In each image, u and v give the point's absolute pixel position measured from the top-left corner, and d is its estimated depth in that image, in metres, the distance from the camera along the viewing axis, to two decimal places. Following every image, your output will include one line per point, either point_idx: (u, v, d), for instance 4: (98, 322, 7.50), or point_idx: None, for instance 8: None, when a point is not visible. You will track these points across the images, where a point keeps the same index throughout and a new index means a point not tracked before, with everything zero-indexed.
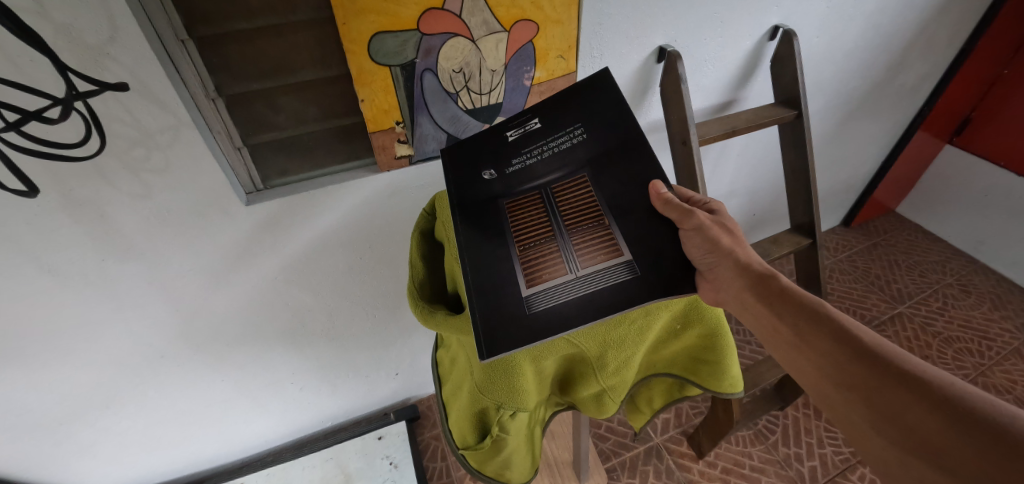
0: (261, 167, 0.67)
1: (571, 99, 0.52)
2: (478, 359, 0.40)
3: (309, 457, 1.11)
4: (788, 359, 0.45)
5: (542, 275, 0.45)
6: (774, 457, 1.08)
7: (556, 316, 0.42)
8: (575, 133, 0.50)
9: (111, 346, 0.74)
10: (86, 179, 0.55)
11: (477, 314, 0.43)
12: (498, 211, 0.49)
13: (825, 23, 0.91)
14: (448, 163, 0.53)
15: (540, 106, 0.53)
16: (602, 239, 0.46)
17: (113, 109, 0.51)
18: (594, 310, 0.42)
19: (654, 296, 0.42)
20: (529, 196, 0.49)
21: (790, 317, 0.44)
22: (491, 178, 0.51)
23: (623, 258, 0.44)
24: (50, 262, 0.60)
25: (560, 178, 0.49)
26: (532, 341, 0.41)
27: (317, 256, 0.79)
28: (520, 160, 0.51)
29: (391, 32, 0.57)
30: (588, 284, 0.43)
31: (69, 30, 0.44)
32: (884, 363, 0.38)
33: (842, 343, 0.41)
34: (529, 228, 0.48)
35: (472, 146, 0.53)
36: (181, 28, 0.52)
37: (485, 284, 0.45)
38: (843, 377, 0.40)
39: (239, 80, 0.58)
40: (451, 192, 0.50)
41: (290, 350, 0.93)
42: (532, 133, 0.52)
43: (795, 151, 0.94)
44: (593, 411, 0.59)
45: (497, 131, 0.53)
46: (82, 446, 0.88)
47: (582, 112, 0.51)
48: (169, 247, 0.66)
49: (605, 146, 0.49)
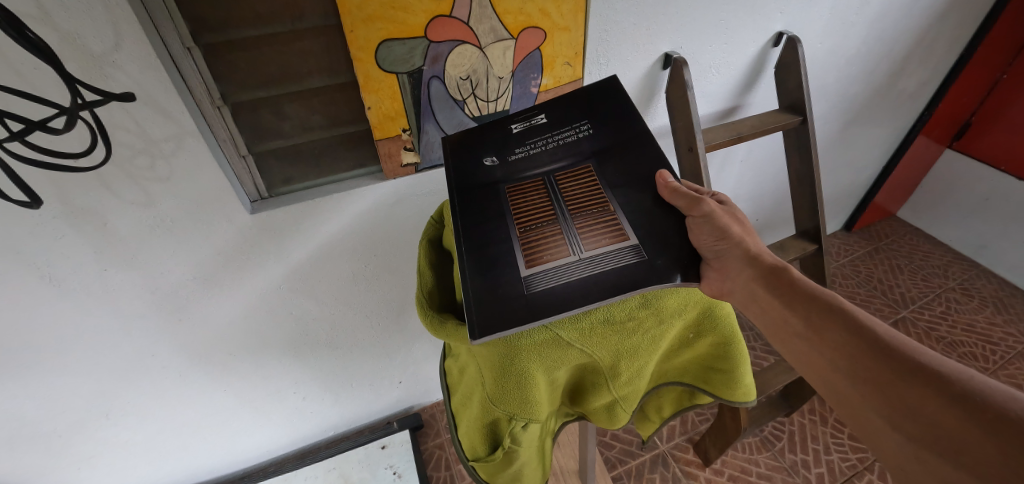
0: (265, 176, 0.67)
1: (582, 98, 0.53)
2: (471, 337, 0.39)
3: (311, 467, 1.09)
4: (797, 354, 0.44)
5: (543, 255, 0.44)
6: (781, 464, 1.07)
7: (556, 296, 0.41)
8: (580, 129, 0.51)
9: (111, 356, 0.73)
10: (89, 188, 0.54)
11: (471, 295, 0.41)
12: (499, 195, 0.48)
13: (828, 30, 0.91)
14: (453, 151, 0.53)
15: (547, 104, 0.54)
16: (608, 225, 0.45)
17: (119, 118, 0.50)
18: (599, 291, 0.41)
19: (660, 278, 0.41)
20: (531, 182, 0.49)
21: (800, 309, 0.44)
22: (492, 165, 0.51)
23: (630, 242, 0.44)
24: (52, 272, 0.59)
25: (562, 168, 0.49)
26: (531, 321, 0.40)
27: (321, 264, 0.78)
28: (524, 149, 0.51)
29: (399, 40, 0.57)
30: (591, 266, 0.43)
31: (75, 39, 0.44)
32: (895, 356, 0.38)
33: (852, 335, 0.40)
34: (531, 212, 0.47)
35: (476, 136, 0.54)
36: (187, 36, 0.51)
37: (483, 264, 0.44)
38: (852, 369, 0.40)
39: (245, 87, 0.58)
40: (451, 176, 0.50)
41: (292, 360, 0.91)
42: (538, 127, 0.52)
43: (799, 157, 0.95)
44: (604, 421, 0.58)
45: (503, 124, 0.53)
46: (81, 458, 0.87)
47: (589, 110, 0.52)
48: (172, 257, 0.66)
49: (609, 141, 0.50)
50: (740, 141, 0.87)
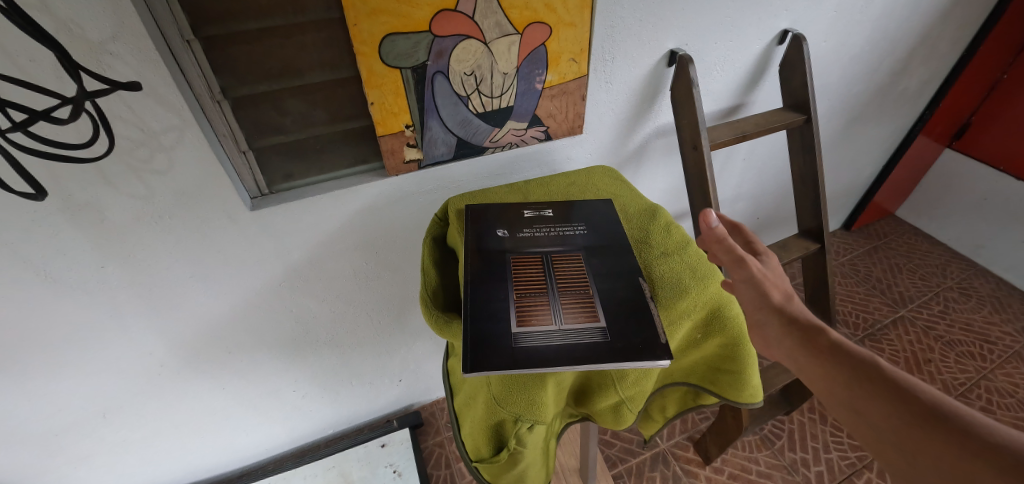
0: (266, 172, 0.66)
1: (586, 208, 0.58)
2: (463, 371, 0.39)
3: (310, 466, 1.08)
4: (847, 424, 0.40)
5: (532, 317, 0.44)
6: (781, 462, 1.07)
7: (535, 355, 0.41)
8: (578, 228, 0.55)
9: (109, 354, 0.72)
10: (86, 182, 0.53)
11: (468, 335, 0.42)
12: (502, 262, 0.50)
13: (833, 28, 0.91)
14: (469, 215, 0.57)
15: (558, 203, 0.59)
16: (584, 305, 0.46)
17: (117, 109, 0.49)
18: (572, 358, 0.40)
19: (627, 360, 0.41)
20: (530, 258, 0.51)
21: (841, 377, 0.41)
22: (503, 236, 0.54)
23: (598, 323, 0.44)
24: (48, 269, 0.58)
25: (561, 251, 0.52)
26: (513, 368, 0.40)
27: (321, 262, 0.77)
28: (529, 231, 0.55)
29: (403, 34, 0.56)
30: (568, 337, 0.42)
31: (72, 27, 0.43)
32: (952, 427, 0.34)
33: (898, 405, 0.37)
34: (526, 280, 0.48)
35: (490, 211, 0.58)
36: (187, 28, 0.50)
37: (479, 314, 0.44)
38: (908, 446, 0.36)
39: (245, 81, 0.56)
40: (468, 237, 0.53)
41: (292, 358, 0.91)
42: (545, 218, 0.57)
43: (803, 156, 0.94)
44: (609, 422, 0.58)
45: (516, 208, 0.59)
46: (79, 456, 0.86)
47: (588, 217, 0.57)
48: (170, 254, 0.64)
49: (603, 240, 0.53)
50: (745, 139, 0.86)
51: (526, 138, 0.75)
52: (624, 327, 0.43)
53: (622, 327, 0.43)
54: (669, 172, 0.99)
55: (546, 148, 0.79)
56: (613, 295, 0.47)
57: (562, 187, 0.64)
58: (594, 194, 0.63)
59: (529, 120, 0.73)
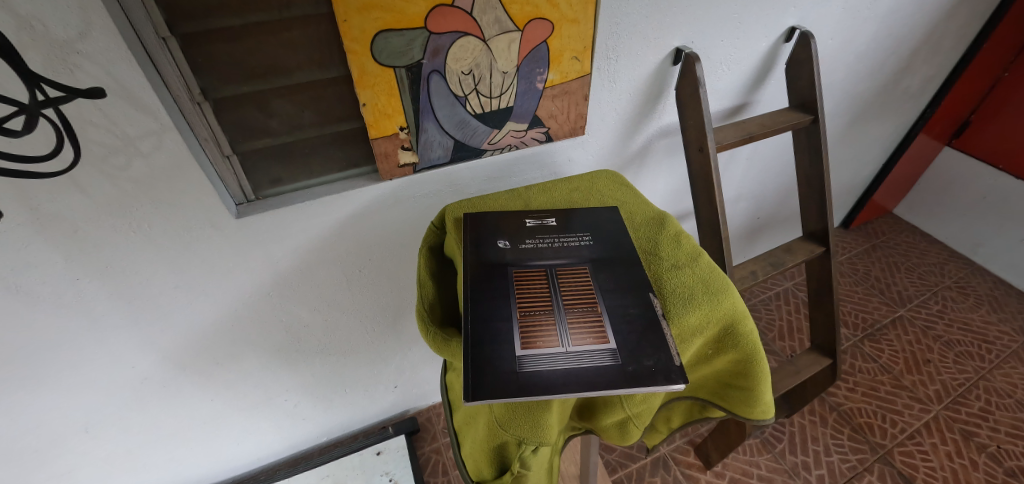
0: (252, 177, 0.62)
1: (590, 216, 0.56)
2: (464, 400, 0.36)
3: (304, 474, 1.05)
4: None
5: (537, 339, 0.41)
6: (783, 465, 1.07)
7: (541, 381, 0.38)
8: (583, 239, 0.52)
9: (88, 370, 0.69)
10: (56, 192, 0.49)
11: (469, 359, 0.39)
12: (505, 275, 0.47)
13: (839, 25, 0.88)
14: (468, 224, 0.54)
15: (561, 211, 0.56)
16: (593, 324, 0.43)
17: (88, 114, 0.45)
18: (581, 384, 0.38)
19: (639, 386, 0.38)
20: (534, 271, 0.48)
21: None
22: (503, 247, 0.51)
23: (608, 345, 0.41)
24: (18, 283, 0.55)
25: (566, 264, 0.49)
26: (518, 396, 0.37)
27: (313, 269, 0.74)
28: (532, 242, 0.52)
29: (396, 31, 0.52)
30: (575, 360, 0.40)
31: (34, 24, 0.39)
32: None
33: None
34: (530, 296, 0.45)
35: (490, 220, 0.55)
36: (162, 25, 0.46)
37: (481, 336, 0.41)
38: None
39: (228, 81, 0.52)
40: (467, 249, 0.50)
41: (283, 368, 0.88)
42: (548, 228, 0.54)
43: (809, 157, 0.92)
44: (615, 438, 0.55)
45: (517, 217, 0.56)
46: (60, 473, 0.82)
47: (593, 226, 0.54)
48: (150, 264, 0.61)
49: (609, 252, 0.51)
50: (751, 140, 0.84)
51: (526, 140, 0.72)
52: (635, 349, 0.41)
53: (633, 349, 0.41)
54: (671, 173, 0.97)
55: (547, 149, 0.75)
56: (623, 313, 0.44)
57: (565, 194, 0.62)
58: (599, 201, 0.60)
59: (530, 121, 0.69)
